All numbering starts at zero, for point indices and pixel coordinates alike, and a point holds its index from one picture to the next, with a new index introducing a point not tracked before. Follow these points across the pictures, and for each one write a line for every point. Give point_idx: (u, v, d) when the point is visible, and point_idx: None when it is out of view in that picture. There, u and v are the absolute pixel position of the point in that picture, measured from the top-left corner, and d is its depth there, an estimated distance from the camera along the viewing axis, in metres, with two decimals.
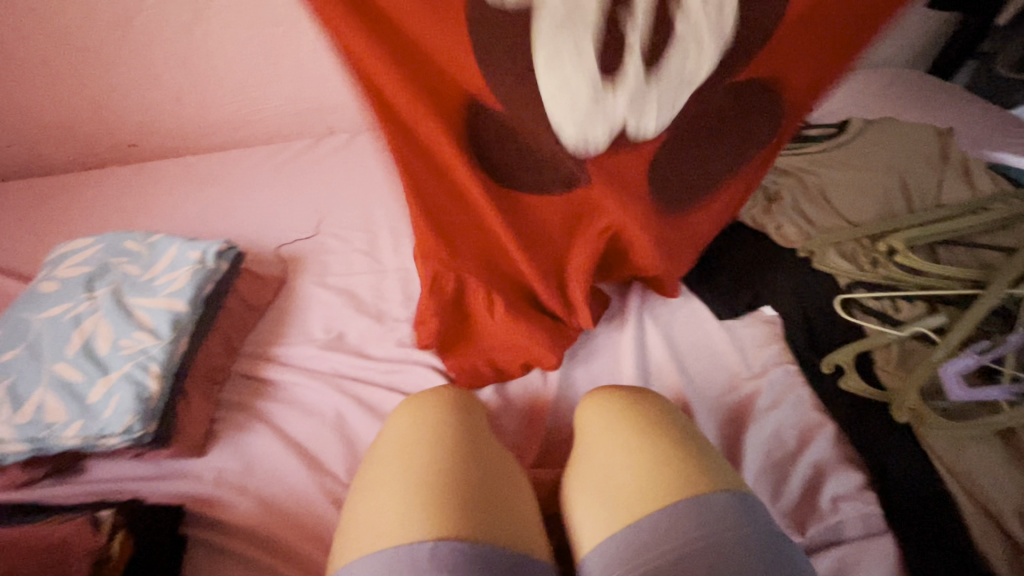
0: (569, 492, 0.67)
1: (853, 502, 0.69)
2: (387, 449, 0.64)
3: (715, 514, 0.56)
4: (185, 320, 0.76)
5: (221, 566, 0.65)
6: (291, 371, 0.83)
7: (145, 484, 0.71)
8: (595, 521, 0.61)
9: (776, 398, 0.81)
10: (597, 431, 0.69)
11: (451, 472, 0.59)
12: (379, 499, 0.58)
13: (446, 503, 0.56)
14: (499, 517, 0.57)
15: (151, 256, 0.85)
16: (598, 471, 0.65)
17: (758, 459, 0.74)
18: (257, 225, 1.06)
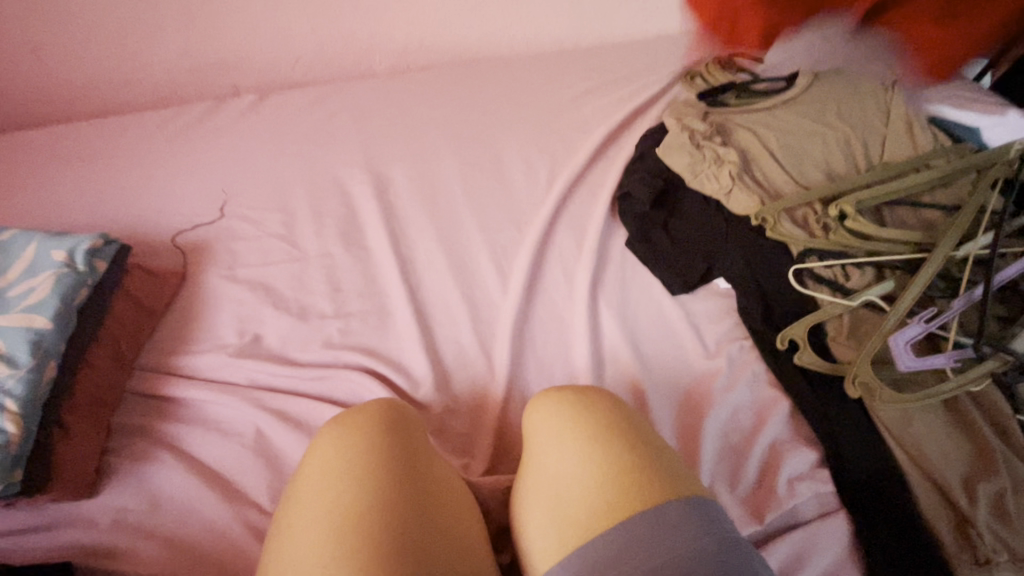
0: (523, 506, 0.62)
1: (810, 483, 0.68)
2: (311, 486, 0.56)
3: (672, 526, 0.53)
4: (49, 340, 0.63)
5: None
6: (197, 386, 0.71)
7: (23, 537, 0.60)
8: (550, 541, 0.57)
9: (732, 378, 0.78)
10: (547, 439, 0.64)
11: (382, 515, 0.52)
12: (300, 551, 0.50)
13: (376, 550, 0.49)
14: (440, 553, 0.52)
15: (4, 258, 0.69)
16: (550, 485, 0.60)
17: (714, 446, 0.72)
18: (148, 208, 0.90)
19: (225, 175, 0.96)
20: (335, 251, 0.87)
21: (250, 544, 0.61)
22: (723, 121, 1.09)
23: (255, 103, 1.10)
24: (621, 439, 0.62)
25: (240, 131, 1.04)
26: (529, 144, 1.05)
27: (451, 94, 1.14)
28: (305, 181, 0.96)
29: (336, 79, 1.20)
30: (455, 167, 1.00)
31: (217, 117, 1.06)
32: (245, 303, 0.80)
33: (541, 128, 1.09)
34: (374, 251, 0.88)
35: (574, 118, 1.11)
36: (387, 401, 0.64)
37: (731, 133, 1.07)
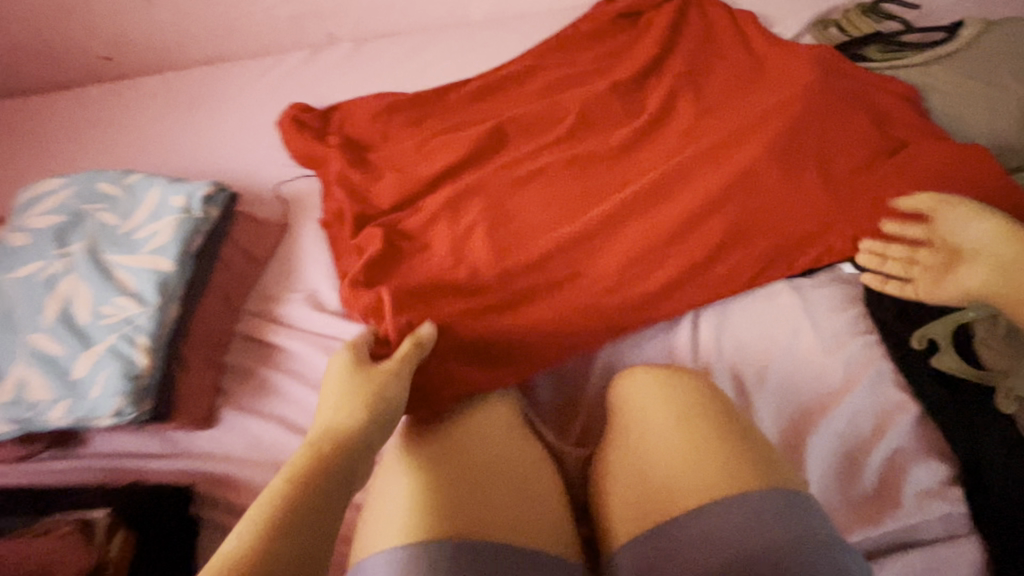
0: (613, 475, 0.63)
1: (938, 499, 0.61)
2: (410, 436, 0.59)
3: (776, 516, 0.52)
4: (172, 283, 0.66)
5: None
6: (296, 337, 0.74)
7: (152, 461, 0.66)
8: (633, 514, 0.58)
9: (849, 377, 0.70)
10: (637, 418, 0.65)
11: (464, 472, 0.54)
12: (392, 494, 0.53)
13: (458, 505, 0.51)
14: (531, 530, 0.52)
15: (130, 202, 0.73)
16: (633, 461, 0.62)
17: (826, 449, 0.65)
18: (252, 158, 0.92)
19: (309, 112, 0.94)
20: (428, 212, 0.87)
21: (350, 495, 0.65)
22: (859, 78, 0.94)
23: (351, 52, 1.08)
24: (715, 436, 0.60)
25: (338, 83, 1.03)
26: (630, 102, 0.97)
27: (548, 45, 1.07)
28: (398, 132, 0.94)
29: (429, 27, 1.15)
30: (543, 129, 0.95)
31: (313, 66, 1.06)
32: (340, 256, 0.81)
33: (643, 84, 0.99)
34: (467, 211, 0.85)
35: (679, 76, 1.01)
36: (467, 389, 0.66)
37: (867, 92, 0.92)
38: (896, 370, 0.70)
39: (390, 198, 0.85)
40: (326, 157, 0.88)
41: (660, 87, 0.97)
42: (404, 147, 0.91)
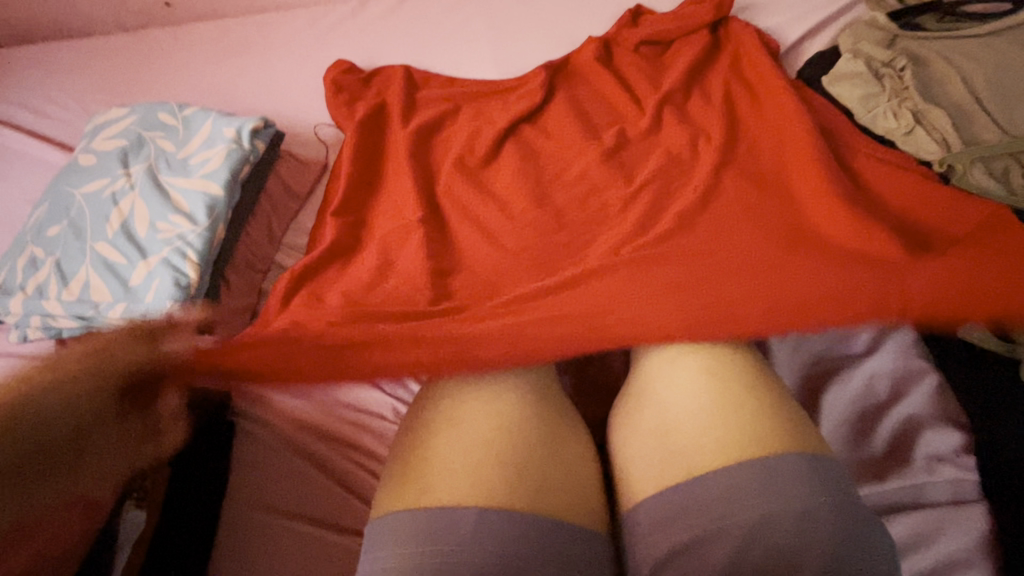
0: (631, 424, 0.65)
1: (951, 465, 0.61)
2: (453, 399, 0.64)
3: (787, 481, 0.54)
4: (221, 206, 0.71)
5: (269, 464, 0.66)
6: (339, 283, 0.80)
7: None
8: (653, 472, 0.60)
9: (870, 344, 0.70)
10: (669, 381, 0.65)
11: (502, 444, 0.60)
12: (447, 451, 0.59)
13: (493, 481, 0.57)
14: (558, 501, 0.58)
15: (186, 131, 0.78)
16: (658, 416, 0.63)
17: (842, 410, 0.66)
18: (298, 102, 0.96)
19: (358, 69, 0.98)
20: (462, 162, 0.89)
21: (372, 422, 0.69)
22: (918, 47, 0.90)
23: (397, 5, 1.10)
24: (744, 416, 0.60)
25: (382, 34, 1.05)
26: (668, 67, 0.97)
27: (591, 4, 1.06)
28: (436, 88, 0.96)
29: None
30: (579, 93, 0.95)
31: (360, 18, 1.08)
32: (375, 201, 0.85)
33: (684, 48, 0.98)
34: (499, 164, 0.87)
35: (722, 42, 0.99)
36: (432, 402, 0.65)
37: (923, 62, 0.88)
38: (920, 340, 0.69)
39: (424, 153, 0.88)
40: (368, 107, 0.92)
41: (701, 52, 0.96)
42: (442, 100, 0.94)
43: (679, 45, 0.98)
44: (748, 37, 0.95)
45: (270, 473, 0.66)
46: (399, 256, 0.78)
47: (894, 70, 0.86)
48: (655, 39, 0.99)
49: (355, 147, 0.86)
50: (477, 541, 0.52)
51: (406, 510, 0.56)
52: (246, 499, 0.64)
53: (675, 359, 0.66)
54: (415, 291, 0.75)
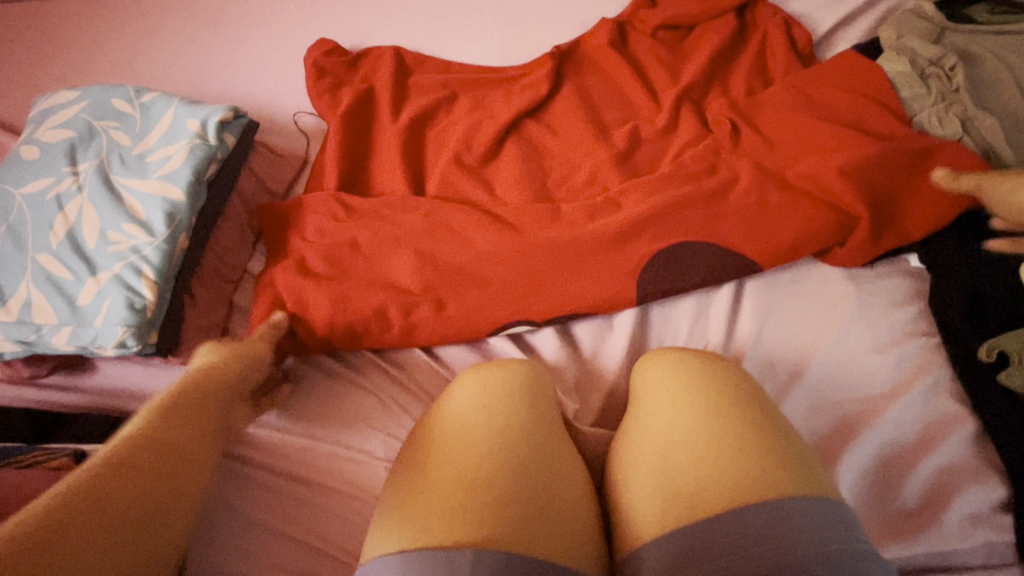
0: (632, 460, 0.59)
1: (985, 525, 0.56)
2: (448, 429, 0.59)
3: (806, 521, 0.49)
4: (181, 213, 0.62)
5: (240, 504, 0.61)
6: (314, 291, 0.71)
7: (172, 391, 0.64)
8: (656, 511, 0.54)
9: (898, 382, 0.64)
10: (670, 407, 0.60)
11: (489, 475, 0.53)
12: (430, 492, 0.54)
13: (477, 518, 0.50)
14: (550, 539, 0.51)
15: (144, 121, 0.69)
16: (657, 446, 0.58)
17: (866, 457, 0.60)
18: (276, 84, 0.85)
19: (331, 52, 0.85)
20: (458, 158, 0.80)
21: (353, 454, 0.63)
22: (971, 43, 0.80)
23: None
24: (760, 459, 0.54)
25: (373, 6, 0.94)
26: (689, 57, 0.87)
27: None
28: (430, 74, 0.86)
29: None
30: (590, 84, 0.85)
31: None
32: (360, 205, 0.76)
33: (708, 35, 0.88)
34: (500, 164, 0.78)
35: (750, 29, 0.89)
36: (432, 424, 0.60)
37: (975, 60, 0.79)
38: (955, 380, 0.63)
39: (417, 152, 0.80)
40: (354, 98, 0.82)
41: (727, 40, 0.86)
42: (436, 87, 0.84)
43: (704, 30, 0.88)
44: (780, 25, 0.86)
45: (240, 515, 0.60)
46: (387, 269, 0.70)
47: (943, 70, 0.77)
48: (676, 22, 0.88)
49: (339, 144, 0.78)
50: None
51: (399, 552, 0.50)
52: (213, 539, 0.59)
53: (684, 388, 0.61)
54: (402, 305, 0.68)
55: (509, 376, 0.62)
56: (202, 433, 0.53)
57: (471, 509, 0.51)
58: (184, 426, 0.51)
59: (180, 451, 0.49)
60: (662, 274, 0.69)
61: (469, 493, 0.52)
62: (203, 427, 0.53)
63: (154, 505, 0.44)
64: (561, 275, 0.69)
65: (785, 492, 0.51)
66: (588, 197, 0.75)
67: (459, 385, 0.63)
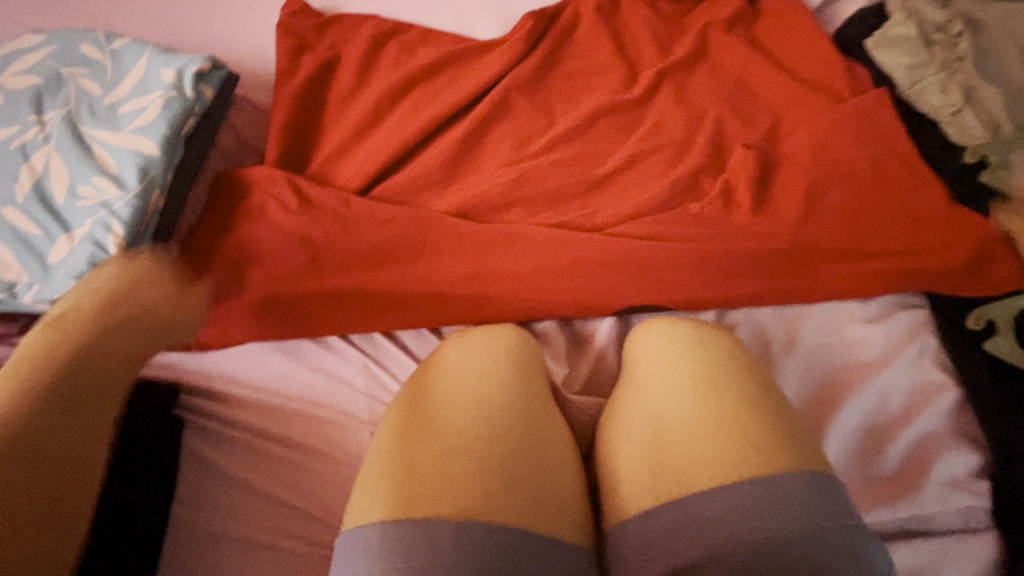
0: (619, 429, 0.59)
1: (962, 491, 0.57)
2: (435, 395, 0.58)
3: (794, 499, 0.49)
4: (156, 168, 0.59)
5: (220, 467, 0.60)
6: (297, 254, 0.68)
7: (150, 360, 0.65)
8: (642, 481, 0.55)
9: (885, 354, 0.64)
10: (662, 374, 0.60)
11: (477, 442, 0.53)
12: (420, 456, 0.53)
13: (465, 483, 0.50)
14: (535, 506, 0.51)
15: (115, 69, 0.65)
16: (649, 414, 0.58)
17: (850, 425, 0.61)
18: (257, 35, 0.81)
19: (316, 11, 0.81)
20: (449, 120, 0.77)
21: (337, 418, 0.62)
22: (977, 7, 0.77)
23: None
24: (749, 429, 0.54)
25: None
26: (685, 26, 0.85)
27: None
28: (417, 32, 0.82)
29: None
30: (584, 48, 0.82)
31: None
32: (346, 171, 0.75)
33: (709, 9, 0.85)
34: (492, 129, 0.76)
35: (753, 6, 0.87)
36: (419, 389, 0.59)
37: (981, 26, 0.76)
38: (943, 350, 0.63)
39: (403, 116, 0.77)
40: (337, 59, 0.79)
41: (729, 13, 0.83)
42: (427, 46, 0.81)
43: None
44: (786, 7, 0.83)
45: (220, 478, 0.59)
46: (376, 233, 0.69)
47: (948, 36, 0.75)
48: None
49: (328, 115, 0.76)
50: (455, 554, 0.46)
51: (384, 520, 0.49)
52: (195, 502, 0.58)
53: (675, 357, 0.61)
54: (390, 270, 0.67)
55: (499, 344, 0.62)
56: (135, 360, 0.46)
57: (457, 476, 0.51)
58: (115, 342, 0.44)
59: (102, 385, 0.42)
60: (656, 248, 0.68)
61: (457, 459, 0.52)
62: (143, 349, 0.46)
63: (57, 457, 0.38)
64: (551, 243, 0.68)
65: (774, 467, 0.51)
66: (578, 171, 0.74)
67: (447, 352, 0.62)
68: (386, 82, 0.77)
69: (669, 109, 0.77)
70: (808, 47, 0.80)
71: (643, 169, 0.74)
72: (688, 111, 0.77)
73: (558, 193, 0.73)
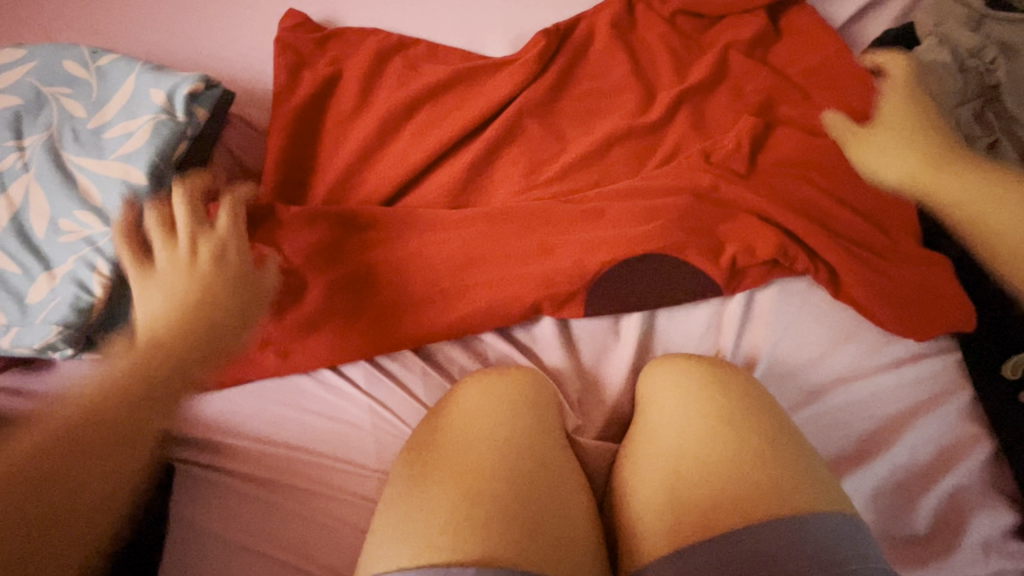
0: (636, 477, 0.56)
1: (997, 545, 0.54)
2: (445, 444, 0.54)
3: (818, 536, 0.47)
4: (143, 199, 0.55)
5: (218, 515, 0.57)
6: (296, 287, 0.65)
7: None
8: (660, 536, 0.51)
9: (914, 400, 0.61)
10: (683, 419, 0.56)
11: (487, 495, 0.50)
12: (430, 509, 0.50)
13: (476, 532, 0.47)
14: (547, 560, 0.48)
15: (101, 90, 0.60)
16: (670, 460, 0.55)
17: (878, 477, 0.58)
18: (252, 49, 0.76)
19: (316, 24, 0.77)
20: (456, 142, 0.73)
21: (340, 466, 0.59)
22: (1011, 32, 0.74)
23: None
24: (775, 483, 0.51)
25: None
26: (704, 45, 0.81)
27: None
28: (423, 47, 0.78)
29: None
30: (598, 66, 0.78)
31: None
32: (348, 197, 0.71)
33: (731, 26, 0.81)
34: (502, 155, 0.73)
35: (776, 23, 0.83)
36: (427, 436, 0.56)
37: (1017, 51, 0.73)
38: (974, 399, 0.61)
39: (408, 138, 0.73)
40: (339, 75, 0.75)
41: (752, 33, 0.79)
42: (433, 64, 0.77)
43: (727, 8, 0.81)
44: (813, 25, 0.79)
45: (215, 532, 0.56)
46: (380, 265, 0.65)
47: (982, 62, 0.72)
48: (699, 10, 0.81)
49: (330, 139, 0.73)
50: None
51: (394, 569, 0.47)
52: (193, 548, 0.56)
53: (698, 402, 0.57)
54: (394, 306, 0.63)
55: (511, 388, 0.58)
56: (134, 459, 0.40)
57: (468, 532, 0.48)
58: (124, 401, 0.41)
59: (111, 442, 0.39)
60: (676, 284, 0.65)
61: (470, 511, 0.49)
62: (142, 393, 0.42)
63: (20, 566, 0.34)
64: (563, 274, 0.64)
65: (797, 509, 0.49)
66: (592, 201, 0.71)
67: (456, 395, 0.59)
68: (390, 101, 0.73)
69: (686, 134, 0.73)
70: (834, 69, 0.77)
71: None
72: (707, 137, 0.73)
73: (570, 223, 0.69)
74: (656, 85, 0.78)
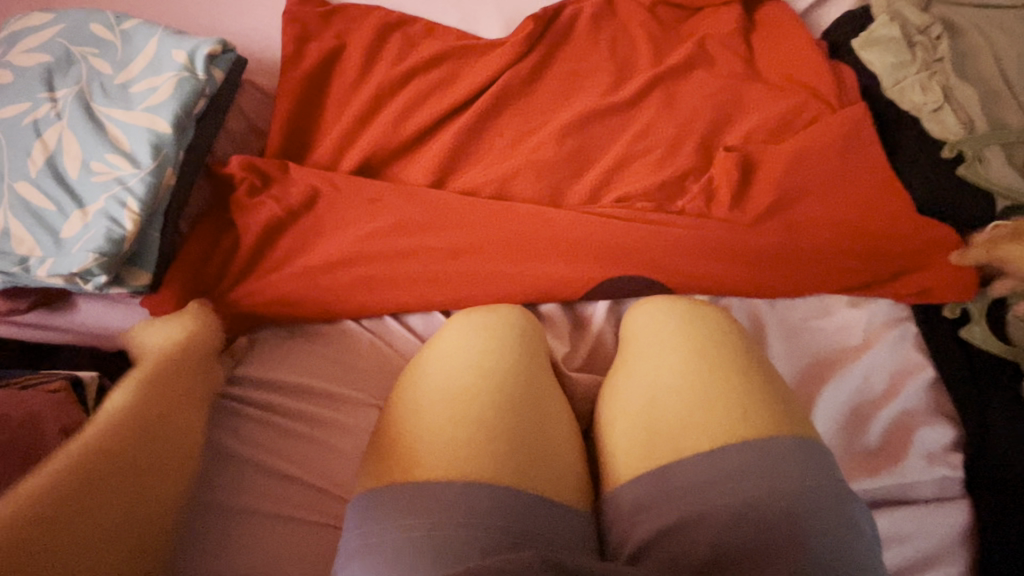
0: (615, 401, 0.62)
1: (938, 461, 0.61)
2: (441, 370, 0.60)
3: (781, 455, 0.53)
4: (168, 146, 0.60)
5: (234, 442, 0.62)
6: (304, 237, 0.70)
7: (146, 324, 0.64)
8: (637, 451, 0.57)
9: (867, 337, 0.68)
10: (656, 351, 0.62)
11: (483, 412, 0.55)
12: (429, 427, 0.55)
13: (472, 444, 0.53)
14: (536, 467, 0.54)
15: (126, 49, 0.65)
16: (645, 386, 0.60)
17: (836, 404, 0.64)
18: (260, 23, 0.81)
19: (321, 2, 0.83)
20: (451, 110, 0.78)
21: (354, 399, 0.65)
22: (954, 13, 0.82)
23: None
24: (739, 400, 0.57)
25: None
26: (681, 31, 0.88)
27: None
28: (421, 25, 0.84)
29: None
30: (584, 46, 0.84)
31: None
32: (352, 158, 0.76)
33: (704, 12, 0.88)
34: (494, 123, 0.79)
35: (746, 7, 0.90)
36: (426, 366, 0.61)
37: (959, 30, 0.81)
38: (920, 334, 0.67)
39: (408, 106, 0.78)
40: (342, 48, 0.80)
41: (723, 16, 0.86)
42: (430, 40, 0.83)
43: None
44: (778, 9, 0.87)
45: (232, 457, 0.61)
46: (381, 217, 0.70)
47: (929, 39, 0.79)
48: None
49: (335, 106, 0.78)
50: (465, 512, 0.49)
51: (401, 483, 0.52)
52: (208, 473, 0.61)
53: (672, 334, 0.63)
54: (397, 256, 0.69)
55: (503, 322, 0.64)
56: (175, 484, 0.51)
57: (465, 445, 0.53)
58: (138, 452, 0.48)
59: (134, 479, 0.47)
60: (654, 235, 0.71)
61: (466, 429, 0.54)
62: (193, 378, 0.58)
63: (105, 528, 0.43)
64: (552, 225, 0.71)
65: (762, 429, 0.55)
66: (578, 164, 0.77)
67: (453, 330, 0.64)
68: (391, 72, 0.79)
69: (662, 106, 0.80)
70: (794, 51, 0.84)
71: (637, 167, 0.76)
72: (681, 108, 0.80)
73: (558, 185, 0.75)
74: (637, 64, 0.85)
